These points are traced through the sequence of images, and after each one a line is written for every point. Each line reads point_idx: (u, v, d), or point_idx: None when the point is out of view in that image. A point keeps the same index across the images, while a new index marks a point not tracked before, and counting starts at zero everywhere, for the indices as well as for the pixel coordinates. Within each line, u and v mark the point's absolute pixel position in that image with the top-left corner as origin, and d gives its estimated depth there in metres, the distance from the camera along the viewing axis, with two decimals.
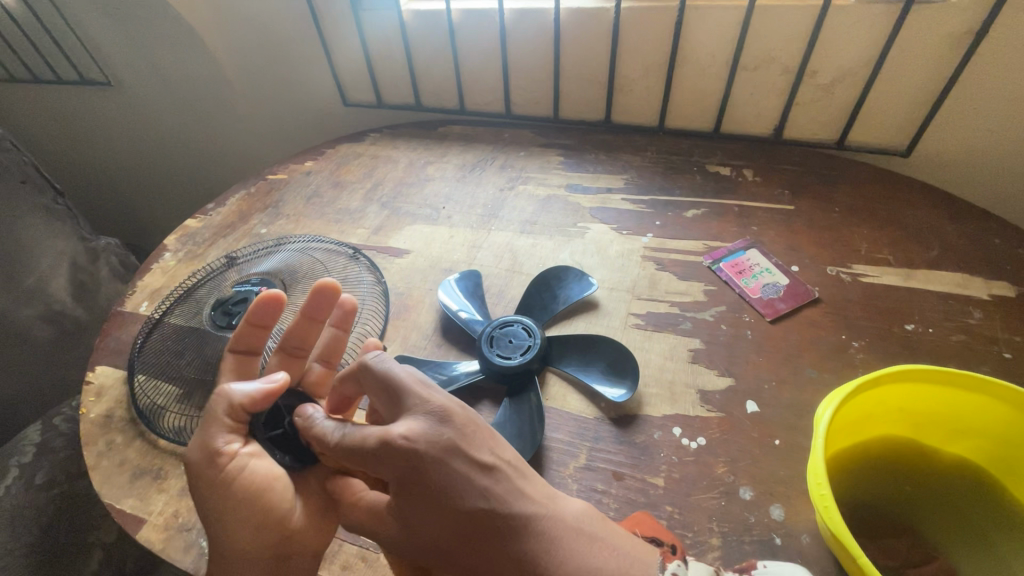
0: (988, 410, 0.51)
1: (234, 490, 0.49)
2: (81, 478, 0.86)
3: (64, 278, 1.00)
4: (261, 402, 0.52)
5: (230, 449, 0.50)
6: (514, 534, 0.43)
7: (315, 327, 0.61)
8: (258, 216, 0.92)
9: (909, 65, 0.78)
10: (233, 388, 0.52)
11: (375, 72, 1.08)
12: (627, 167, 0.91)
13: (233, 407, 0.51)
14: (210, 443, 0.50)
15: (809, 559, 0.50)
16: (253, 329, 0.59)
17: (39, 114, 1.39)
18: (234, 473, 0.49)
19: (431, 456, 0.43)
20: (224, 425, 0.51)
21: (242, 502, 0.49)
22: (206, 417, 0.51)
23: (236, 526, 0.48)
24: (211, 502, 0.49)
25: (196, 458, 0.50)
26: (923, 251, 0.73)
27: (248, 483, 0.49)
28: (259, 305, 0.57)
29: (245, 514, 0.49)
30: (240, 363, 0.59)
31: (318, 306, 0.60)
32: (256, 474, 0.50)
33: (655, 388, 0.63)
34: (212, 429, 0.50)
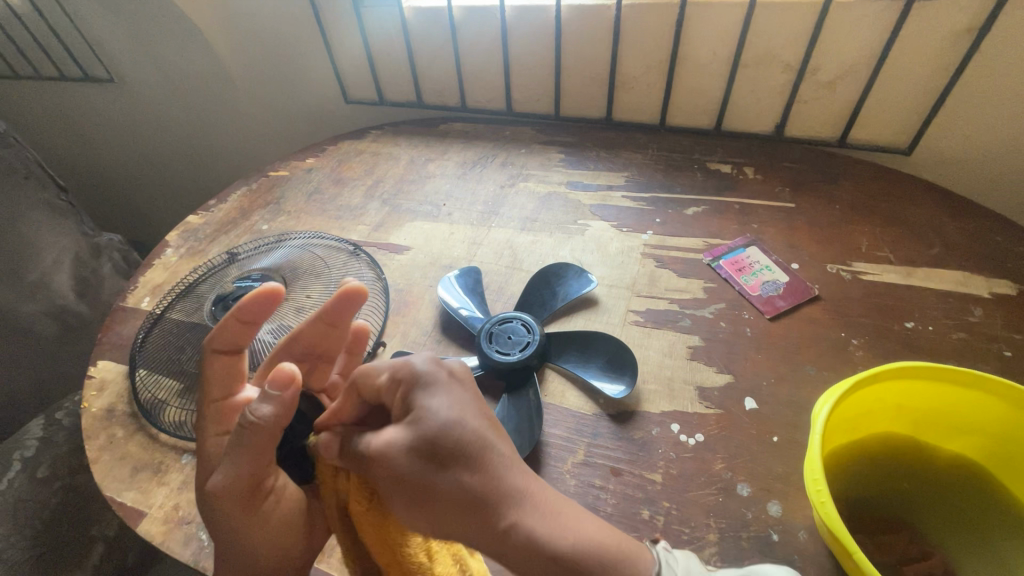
0: (987, 408, 0.51)
1: (274, 522, 0.48)
2: (83, 471, 0.86)
3: (67, 273, 1.01)
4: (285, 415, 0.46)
5: (266, 485, 0.47)
6: (507, 467, 0.41)
7: (325, 329, 0.56)
8: (260, 212, 0.92)
9: (911, 62, 0.77)
10: (257, 416, 0.44)
11: (376, 69, 1.08)
12: (628, 164, 0.91)
13: (271, 437, 0.46)
14: (243, 480, 0.46)
15: (806, 555, 0.50)
16: (240, 326, 0.52)
17: (43, 110, 1.40)
18: (272, 508, 0.48)
19: (448, 376, 0.44)
20: (261, 460, 0.46)
21: (277, 532, 0.48)
22: (238, 452, 0.45)
23: (268, 548, 0.48)
24: (243, 530, 0.47)
25: (227, 496, 0.46)
26: (924, 249, 0.73)
27: (285, 515, 0.49)
28: (257, 299, 0.50)
29: (277, 539, 0.49)
30: (228, 365, 0.52)
31: (334, 309, 0.54)
32: (289, 502, 0.49)
33: (653, 385, 0.63)
34: (245, 464, 0.46)
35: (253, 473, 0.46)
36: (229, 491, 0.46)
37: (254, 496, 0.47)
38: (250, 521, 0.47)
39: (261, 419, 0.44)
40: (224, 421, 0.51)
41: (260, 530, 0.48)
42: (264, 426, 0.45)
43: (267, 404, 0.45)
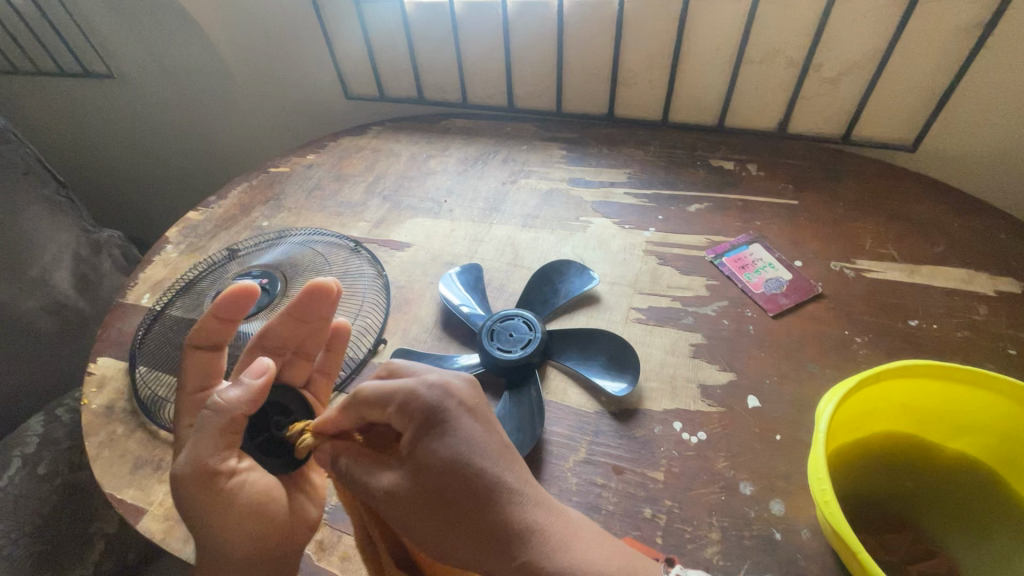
0: (992, 406, 0.50)
1: (240, 505, 0.45)
2: (83, 468, 0.86)
3: (67, 269, 1.00)
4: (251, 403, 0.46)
5: (228, 467, 0.45)
6: (515, 503, 0.41)
7: (300, 326, 0.56)
8: (260, 209, 0.92)
9: (916, 58, 0.77)
10: (226, 397, 0.45)
11: (378, 65, 1.08)
12: (630, 161, 0.90)
13: (233, 416, 0.45)
14: (203, 460, 0.44)
15: (809, 554, 0.50)
16: (220, 324, 0.51)
17: (42, 106, 1.40)
18: (236, 489, 0.45)
19: (458, 404, 0.44)
20: (223, 439, 0.45)
21: (246, 515, 0.45)
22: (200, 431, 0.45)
23: (237, 533, 0.45)
24: (212, 519, 0.44)
25: (189, 476, 0.44)
26: (928, 247, 0.72)
27: (251, 497, 0.46)
28: (232, 297, 0.51)
29: (248, 524, 0.45)
30: (206, 362, 0.52)
31: (304, 306, 0.55)
32: (259, 485, 0.47)
33: (655, 382, 0.63)
34: (207, 442, 0.45)
35: (216, 453, 0.45)
36: (189, 469, 0.44)
37: (215, 477, 0.44)
38: (213, 503, 0.44)
39: (228, 402, 0.45)
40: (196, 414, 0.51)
41: (232, 519, 0.45)
42: (225, 408, 0.45)
43: (235, 387, 0.45)
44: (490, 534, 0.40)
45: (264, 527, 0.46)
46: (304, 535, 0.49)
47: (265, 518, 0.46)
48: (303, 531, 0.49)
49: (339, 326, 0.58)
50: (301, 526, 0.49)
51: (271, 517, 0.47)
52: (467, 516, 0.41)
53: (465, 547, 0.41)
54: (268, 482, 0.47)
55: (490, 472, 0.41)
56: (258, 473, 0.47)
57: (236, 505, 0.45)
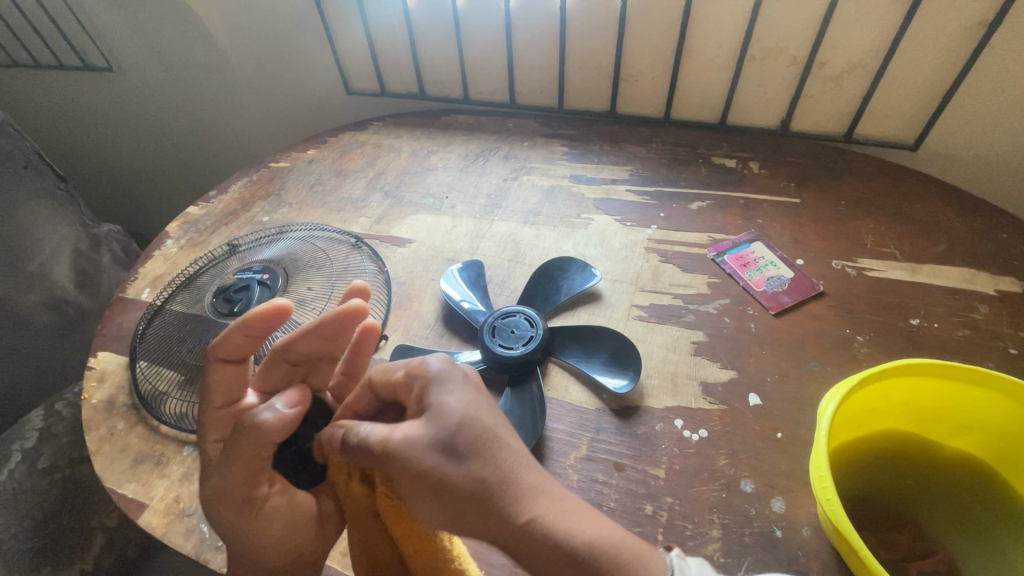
0: (994, 405, 0.50)
1: (276, 528, 0.46)
2: (83, 463, 0.86)
3: (67, 264, 1.00)
4: (287, 427, 0.46)
5: (259, 494, 0.46)
6: (521, 466, 0.40)
7: (324, 341, 0.53)
8: (260, 204, 0.92)
9: (920, 56, 0.77)
10: (258, 423, 0.45)
11: (379, 60, 1.07)
12: (632, 158, 0.90)
13: (264, 444, 0.45)
14: (235, 491, 0.45)
15: (810, 552, 0.50)
16: (250, 340, 0.50)
17: (41, 99, 1.39)
18: (269, 514, 0.46)
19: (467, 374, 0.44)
20: (253, 467, 0.45)
21: (282, 535, 0.47)
22: (232, 463, 0.45)
23: (280, 552, 0.47)
24: (246, 540, 0.46)
25: (224, 507, 0.45)
26: (929, 246, 0.73)
27: (284, 517, 0.47)
28: (263, 316, 0.49)
29: (287, 542, 0.47)
30: (234, 377, 0.50)
31: (331, 325, 0.51)
32: (289, 504, 0.48)
33: (657, 380, 0.63)
34: (238, 472, 0.45)
35: (246, 483, 0.45)
36: (224, 500, 0.45)
37: (248, 505, 0.45)
38: (251, 530, 0.46)
39: (262, 427, 0.45)
40: (223, 429, 0.50)
41: (264, 539, 0.46)
42: (254, 436, 0.45)
43: (267, 413, 0.45)
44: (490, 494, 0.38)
45: (301, 542, 0.48)
46: (334, 535, 0.51)
47: (301, 533, 0.48)
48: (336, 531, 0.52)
49: (368, 332, 0.54)
50: (335, 528, 0.51)
51: (306, 532, 0.48)
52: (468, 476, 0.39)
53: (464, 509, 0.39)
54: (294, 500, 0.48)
55: (497, 434, 0.41)
56: (285, 491, 0.48)
57: (272, 529, 0.46)
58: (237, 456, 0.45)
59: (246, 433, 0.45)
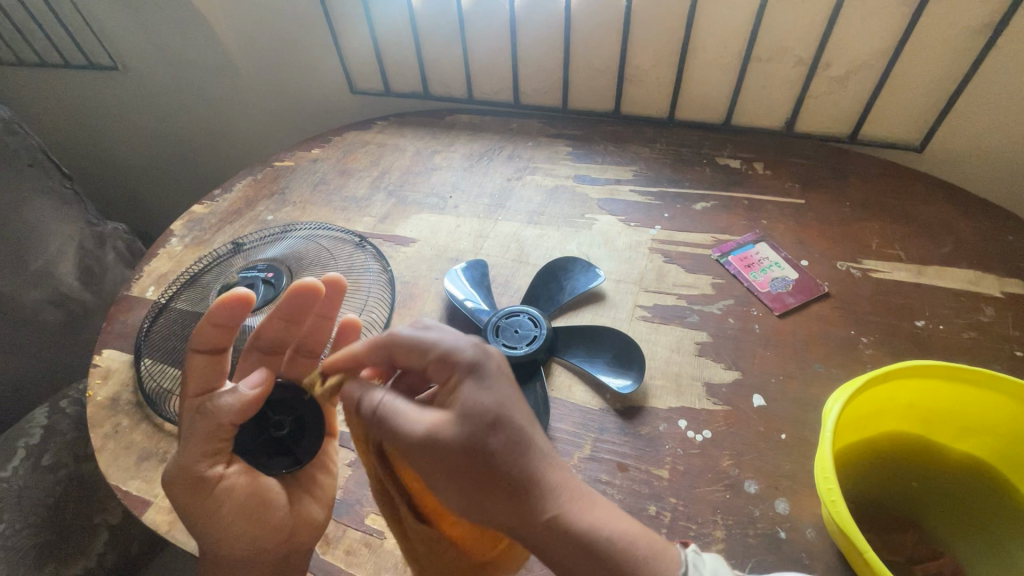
0: (999, 407, 0.50)
1: (229, 508, 0.47)
2: (88, 461, 0.86)
3: (72, 262, 1.00)
4: (245, 412, 0.47)
5: (214, 473, 0.47)
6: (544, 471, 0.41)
7: (292, 327, 0.54)
8: (265, 202, 0.92)
9: (926, 57, 0.76)
10: (216, 404, 0.47)
11: (383, 61, 1.08)
12: (636, 158, 0.90)
13: (220, 424, 0.47)
14: (189, 467, 0.46)
15: (814, 553, 0.50)
16: (217, 331, 0.49)
17: (46, 97, 1.40)
18: (223, 493, 0.47)
19: (498, 366, 0.42)
20: (209, 445, 0.47)
21: (235, 517, 0.48)
22: (188, 438, 0.47)
23: (233, 535, 0.48)
24: (203, 523, 0.47)
25: (178, 481, 0.47)
26: (935, 247, 0.72)
27: (239, 498, 0.48)
28: (227, 305, 0.48)
29: (241, 525, 0.48)
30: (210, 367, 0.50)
31: (291, 305, 0.53)
32: (248, 488, 0.49)
33: (660, 380, 0.63)
34: (195, 449, 0.47)
35: (199, 462, 0.47)
36: (179, 475, 0.47)
37: (201, 483, 0.46)
38: (204, 508, 0.47)
39: (220, 407, 0.46)
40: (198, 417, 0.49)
41: (220, 524, 0.47)
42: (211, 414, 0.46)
43: (227, 395, 0.47)
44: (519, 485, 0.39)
45: (256, 527, 0.49)
46: (308, 539, 0.51)
47: (258, 519, 0.49)
48: (308, 533, 0.51)
49: (350, 326, 0.57)
50: (304, 529, 0.51)
51: (266, 519, 0.49)
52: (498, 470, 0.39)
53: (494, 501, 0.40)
54: (259, 485, 0.49)
55: (528, 435, 0.41)
56: (245, 475, 0.49)
57: (224, 508, 0.47)
58: (196, 432, 0.47)
59: (204, 411, 0.47)
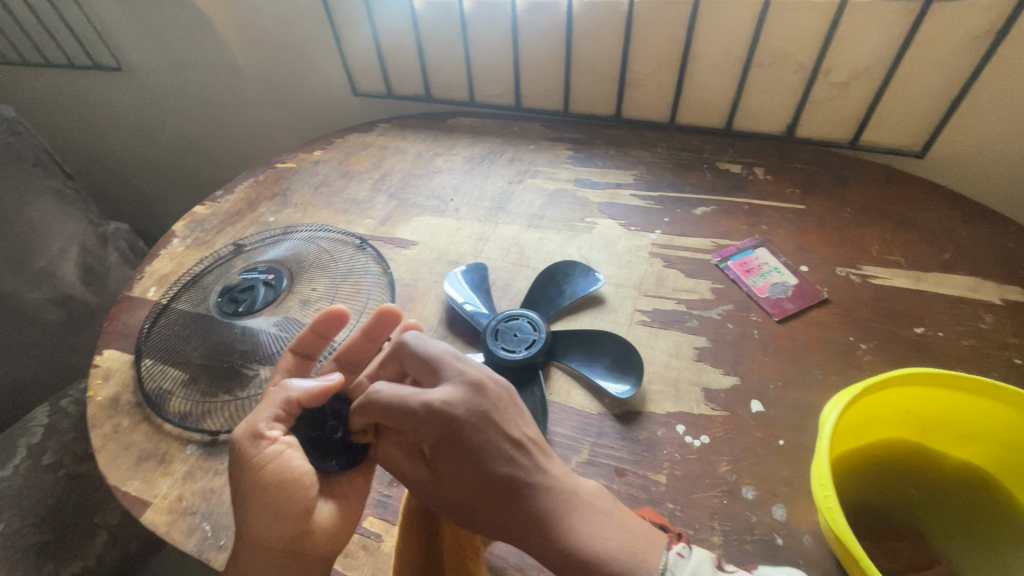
0: (995, 414, 0.50)
1: (269, 474, 0.48)
2: (87, 460, 0.86)
3: (73, 262, 1.01)
4: (315, 399, 0.53)
5: (271, 435, 0.50)
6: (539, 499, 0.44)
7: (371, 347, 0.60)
8: (266, 204, 0.92)
9: (927, 63, 0.76)
10: (293, 382, 0.54)
11: (385, 63, 1.08)
12: (637, 162, 0.90)
13: (289, 399, 0.53)
14: (254, 423, 0.51)
15: (811, 560, 0.50)
16: (317, 339, 0.59)
17: (50, 97, 1.40)
18: (271, 456, 0.49)
19: (467, 415, 0.45)
20: (277, 412, 0.52)
21: (269, 488, 0.47)
22: (264, 401, 0.53)
23: (261, 509, 0.47)
24: (244, 480, 0.48)
25: (240, 433, 0.50)
26: (935, 254, 0.72)
27: (282, 470, 0.48)
28: (325, 317, 0.57)
29: (271, 502, 0.47)
30: (298, 366, 0.59)
31: (375, 325, 0.59)
32: (292, 463, 0.49)
33: (659, 386, 0.63)
34: (264, 410, 0.52)
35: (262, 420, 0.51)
36: (245, 428, 0.50)
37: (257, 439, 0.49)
38: (249, 467, 0.48)
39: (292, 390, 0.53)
40: None
41: (256, 487, 0.47)
42: (286, 392, 0.53)
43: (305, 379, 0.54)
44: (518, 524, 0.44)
45: (284, 509, 0.47)
46: (323, 541, 0.49)
47: (291, 499, 0.48)
48: (324, 539, 0.49)
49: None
50: (321, 533, 0.49)
51: (295, 499, 0.48)
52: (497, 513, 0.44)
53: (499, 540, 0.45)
54: (304, 469, 0.49)
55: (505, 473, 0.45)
56: (296, 451, 0.50)
57: (265, 472, 0.48)
58: (272, 399, 0.53)
59: (283, 384, 0.54)
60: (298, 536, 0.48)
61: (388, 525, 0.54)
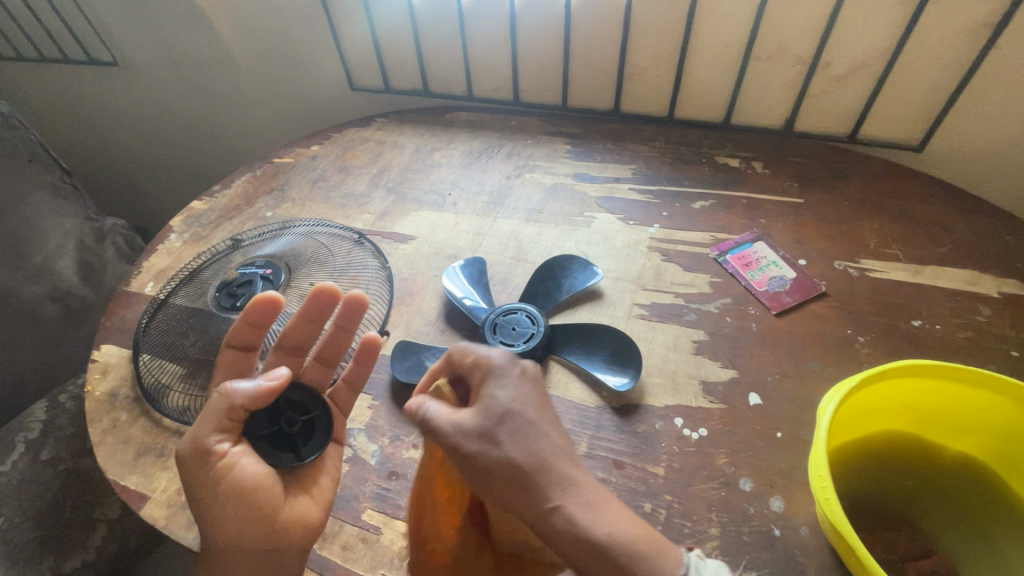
0: (994, 407, 0.50)
1: (226, 486, 0.48)
2: (86, 455, 0.86)
3: (71, 258, 1.00)
4: (261, 401, 0.50)
5: (219, 449, 0.49)
6: (560, 457, 0.44)
7: (312, 328, 0.60)
8: (264, 199, 0.92)
9: (924, 58, 0.77)
10: (235, 387, 0.50)
11: (383, 57, 1.08)
12: (636, 157, 0.90)
13: (232, 407, 0.49)
14: (200, 439, 0.48)
15: (808, 551, 0.50)
16: (250, 329, 0.57)
17: (46, 93, 1.40)
18: (223, 469, 0.48)
19: (520, 372, 0.47)
20: (221, 422, 0.49)
21: (229, 500, 0.48)
22: (203, 412, 0.49)
23: (225, 518, 0.48)
24: (202, 496, 0.48)
25: (185, 450, 0.48)
26: (933, 247, 0.72)
27: (237, 480, 0.48)
28: (257, 306, 0.56)
29: (234, 514, 0.48)
30: (238, 361, 0.58)
31: (315, 307, 0.59)
32: (246, 472, 0.49)
33: (657, 378, 0.63)
34: (208, 423, 0.49)
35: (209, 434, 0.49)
36: (188, 445, 0.49)
37: (206, 456, 0.48)
38: (204, 482, 0.48)
39: (236, 397, 0.49)
40: None
41: (217, 502, 0.48)
42: (228, 401, 0.49)
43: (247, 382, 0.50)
44: (524, 476, 0.42)
45: (247, 515, 0.49)
46: (297, 535, 0.50)
47: (251, 506, 0.49)
48: (297, 533, 0.50)
49: (369, 342, 0.58)
50: (293, 526, 0.50)
51: (256, 507, 0.49)
52: (512, 463, 0.43)
53: (500, 492, 0.43)
54: (257, 477, 0.49)
55: (537, 428, 0.45)
56: (251, 457, 0.50)
57: (222, 485, 0.48)
58: (213, 408, 0.49)
59: (223, 390, 0.49)
60: (269, 535, 0.49)
61: (387, 518, 0.54)
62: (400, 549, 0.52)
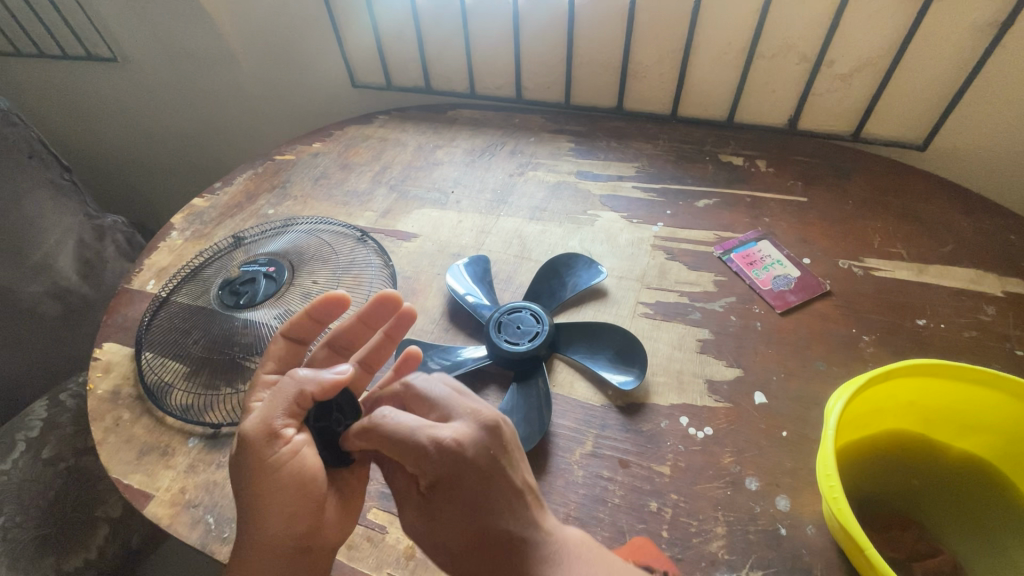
0: (998, 404, 0.51)
1: (286, 475, 0.46)
2: (87, 453, 0.86)
3: (70, 255, 1.00)
4: (327, 392, 0.50)
5: (285, 434, 0.47)
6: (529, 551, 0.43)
7: (364, 330, 0.58)
8: (266, 196, 0.92)
9: (929, 56, 0.76)
10: (306, 375, 0.49)
11: (384, 54, 1.07)
12: (639, 155, 0.90)
13: (303, 393, 0.49)
14: (268, 420, 0.47)
15: (815, 550, 0.50)
16: (310, 323, 0.54)
17: (44, 89, 1.39)
18: (286, 456, 0.46)
19: (473, 468, 0.42)
20: (291, 408, 0.48)
21: (285, 488, 0.46)
22: (274, 394, 0.49)
23: (274, 510, 0.45)
24: (253, 482, 0.46)
25: (250, 432, 0.46)
26: (937, 246, 0.72)
27: (299, 470, 0.46)
28: (324, 303, 0.54)
29: (285, 505, 0.46)
30: (289, 352, 0.55)
31: (374, 312, 0.56)
32: (307, 462, 0.47)
33: (663, 377, 0.63)
34: (277, 406, 0.48)
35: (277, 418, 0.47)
36: (255, 427, 0.47)
37: (272, 439, 0.46)
38: (262, 467, 0.46)
39: (308, 386, 0.49)
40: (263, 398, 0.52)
41: (271, 491, 0.45)
42: (300, 386, 0.49)
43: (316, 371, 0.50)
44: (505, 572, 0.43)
45: (297, 510, 0.46)
46: (332, 532, 0.49)
47: (303, 499, 0.46)
48: (332, 532, 0.49)
49: (411, 355, 0.56)
50: (331, 525, 0.49)
51: (308, 500, 0.47)
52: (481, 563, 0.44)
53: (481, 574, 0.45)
54: (318, 468, 0.47)
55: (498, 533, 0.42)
56: (312, 448, 0.48)
57: (281, 472, 0.46)
58: (283, 393, 0.49)
59: (296, 375, 0.49)
60: (308, 532, 0.47)
61: (392, 517, 0.54)
62: (406, 549, 0.52)
